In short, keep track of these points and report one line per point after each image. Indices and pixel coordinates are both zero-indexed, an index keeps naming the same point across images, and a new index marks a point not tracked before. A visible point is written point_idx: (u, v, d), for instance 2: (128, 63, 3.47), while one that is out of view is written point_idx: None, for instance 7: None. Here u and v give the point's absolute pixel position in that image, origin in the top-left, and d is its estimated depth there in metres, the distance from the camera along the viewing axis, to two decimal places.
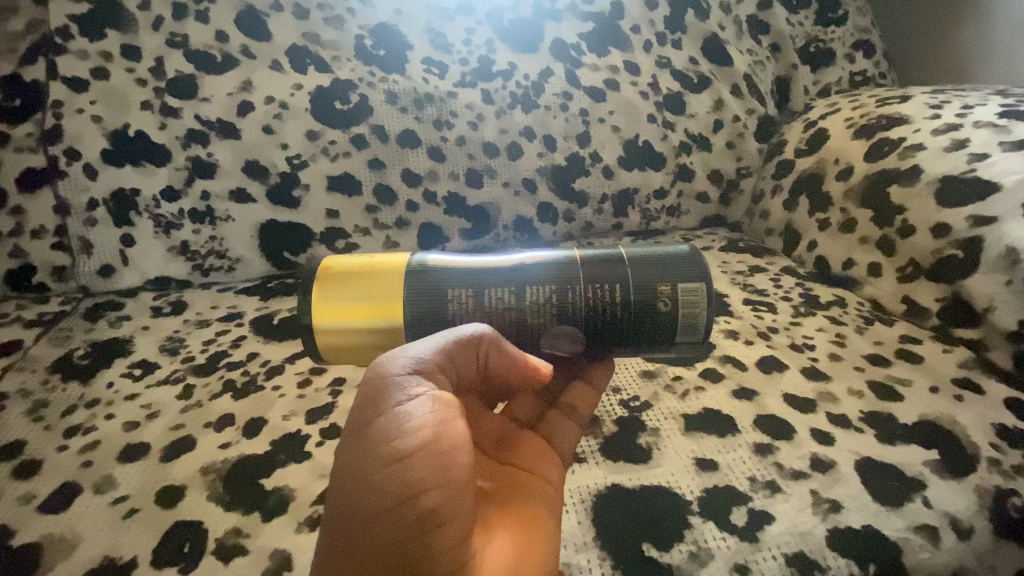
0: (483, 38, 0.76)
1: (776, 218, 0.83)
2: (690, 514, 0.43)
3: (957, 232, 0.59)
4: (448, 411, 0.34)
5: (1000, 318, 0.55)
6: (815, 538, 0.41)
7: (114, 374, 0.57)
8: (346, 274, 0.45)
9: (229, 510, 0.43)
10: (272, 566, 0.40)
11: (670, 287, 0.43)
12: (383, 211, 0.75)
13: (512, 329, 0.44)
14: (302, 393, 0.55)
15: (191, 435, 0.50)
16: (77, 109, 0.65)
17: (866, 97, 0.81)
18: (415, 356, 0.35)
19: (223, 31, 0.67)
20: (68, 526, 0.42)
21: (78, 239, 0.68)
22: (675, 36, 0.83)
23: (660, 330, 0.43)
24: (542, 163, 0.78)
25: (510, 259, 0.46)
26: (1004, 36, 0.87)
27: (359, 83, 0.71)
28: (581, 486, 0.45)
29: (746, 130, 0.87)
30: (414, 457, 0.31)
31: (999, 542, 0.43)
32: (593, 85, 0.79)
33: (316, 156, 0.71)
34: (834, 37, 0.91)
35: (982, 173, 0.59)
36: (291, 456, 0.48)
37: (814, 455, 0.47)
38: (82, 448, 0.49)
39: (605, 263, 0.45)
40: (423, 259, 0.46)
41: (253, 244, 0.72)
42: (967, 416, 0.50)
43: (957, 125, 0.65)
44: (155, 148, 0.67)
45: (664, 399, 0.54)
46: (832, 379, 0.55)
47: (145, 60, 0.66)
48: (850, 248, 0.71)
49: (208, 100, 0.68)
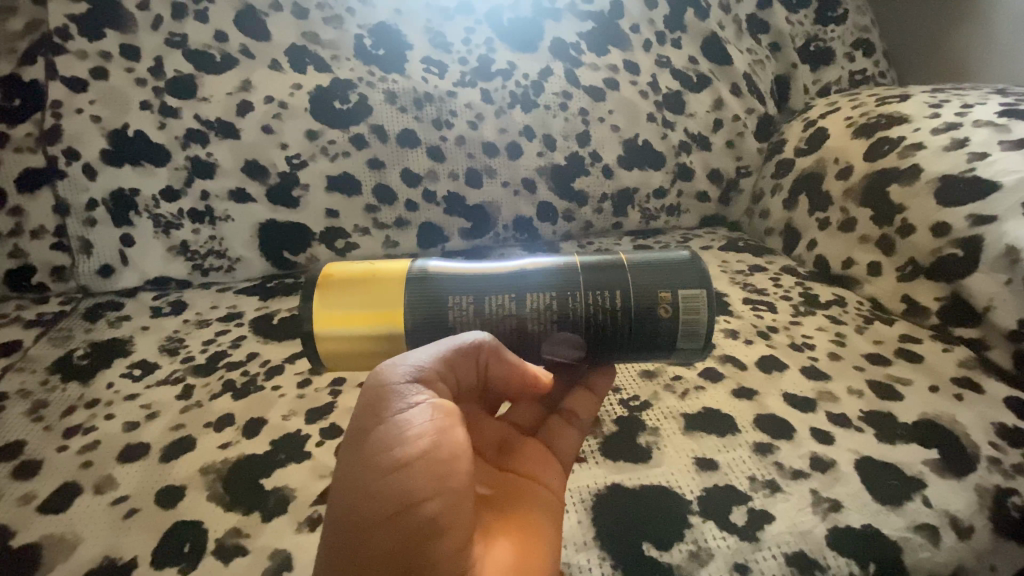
0: (483, 37, 0.76)
1: (776, 217, 0.83)
2: (690, 513, 0.43)
3: (957, 231, 0.59)
4: (448, 419, 0.34)
5: (1000, 317, 0.55)
6: (815, 538, 0.41)
7: (114, 374, 0.57)
8: (346, 281, 0.44)
9: (229, 510, 0.43)
10: (272, 566, 0.40)
11: (670, 293, 0.43)
12: (383, 210, 0.75)
13: (512, 336, 0.44)
14: (303, 393, 0.55)
15: (191, 435, 0.50)
16: (76, 109, 0.65)
17: (865, 96, 0.81)
18: (415, 364, 0.35)
19: (223, 32, 0.67)
20: (69, 526, 0.42)
21: (78, 240, 0.68)
22: (675, 35, 0.83)
23: (661, 335, 0.43)
24: (542, 163, 0.78)
25: (510, 265, 0.46)
26: (1004, 36, 0.87)
27: (359, 83, 0.71)
28: (581, 486, 0.45)
29: (746, 130, 0.87)
30: (414, 466, 0.31)
31: (999, 541, 0.43)
32: (593, 84, 0.79)
33: (316, 155, 0.71)
34: (833, 36, 0.91)
35: (981, 172, 0.59)
36: (291, 455, 0.48)
37: (814, 454, 0.47)
38: (82, 448, 0.49)
39: (606, 269, 0.45)
40: (424, 265, 0.45)
41: (253, 243, 0.72)
42: (967, 415, 0.50)
43: (957, 124, 0.65)
44: (154, 148, 0.67)
45: (664, 399, 0.54)
46: (833, 379, 0.55)
47: (144, 59, 0.66)
48: (850, 247, 0.70)
49: (208, 100, 0.68)
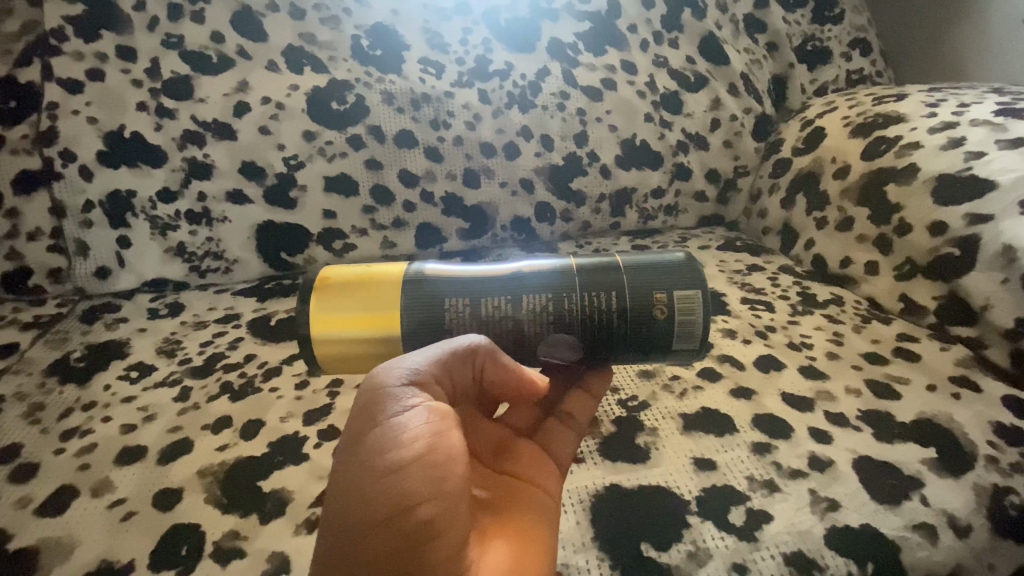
0: (480, 38, 0.76)
1: (774, 216, 0.83)
2: (689, 513, 0.43)
3: (953, 230, 0.59)
4: (444, 422, 0.34)
5: (998, 316, 0.55)
6: (814, 537, 0.41)
7: (111, 376, 0.57)
8: (342, 284, 0.44)
9: (227, 512, 0.43)
10: (271, 567, 0.40)
11: (665, 295, 0.43)
12: (380, 211, 0.74)
13: (509, 338, 0.44)
14: (301, 395, 0.55)
15: (189, 437, 0.50)
16: (72, 111, 0.64)
17: (862, 95, 0.81)
18: (411, 367, 0.35)
19: (220, 33, 0.67)
20: (66, 530, 0.42)
21: (74, 241, 0.68)
22: (672, 35, 0.83)
23: (656, 337, 0.43)
24: (540, 162, 0.78)
25: (506, 268, 0.46)
26: (997, 34, 0.88)
27: (356, 83, 0.71)
28: (581, 486, 0.45)
29: (744, 129, 0.87)
30: (409, 470, 0.31)
31: (998, 540, 0.43)
32: (590, 85, 0.79)
33: (313, 156, 0.71)
34: (831, 35, 0.91)
35: (978, 171, 0.59)
36: (289, 457, 0.48)
37: (812, 454, 0.47)
38: (78, 452, 0.49)
39: (601, 271, 0.45)
40: (420, 267, 0.45)
41: (250, 244, 0.72)
42: (965, 414, 0.50)
43: (954, 123, 0.65)
44: (151, 149, 0.67)
45: (662, 398, 0.54)
46: (831, 378, 0.55)
47: (140, 60, 0.66)
48: (847, 247, 0.70)
49: (205, 101, 0.67)
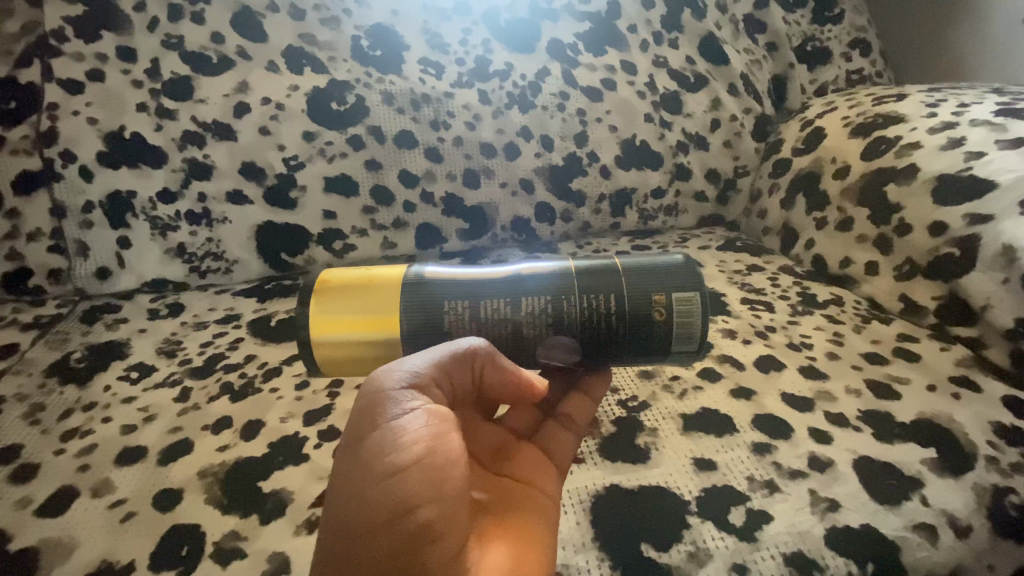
0: (480, 38, 0.76)
1: (774, 216, 0.83)
2: (689, 513, 0.43)
3: (953, 230, 0.59)
4: (444, 425, 0.34)
5: (998, 316, 0.55)
6: (814, 538, 0.41)
7: (111, 377, 0.57)
8: (342, 287, 0.44)
9: (228, 513, 0.43)
10: (271, 568, 0.40)
11: (664, 296, 0.43)
12: (380, 211, 0.74)
13: (509, 340, 0.44)
14: (300, 395, 0.55)
15: (189, 437, 0.50)
16: (72, 112, 0.64)
17: (862, 95, 0.81)
18: (411, 370, 0.35)
19: (220, 33, 0.67)
20: (66, 530, 0.42)
21: (75, 242, 0.68)
22: (672, 35, 0.83)
23: (655, 339, 0.43)
24: (539, 163, 0.78)
25: (506, 270, 0.46)
26: (996, 34, 0.88)
27: (356, 84, 0.71)
28: (580, 486, 0.45)
29: (743, 130, 0.87)
30: (409, 472, 0.31)
31: (997, 540, 0.43)
32: (590, 85, 0.79)
33: (313, 156, 0.71)
34: (830, 35, 0.91)
35: (977, 171, 0.59)
36: (289, 458, 0.48)
37: (811, 454, 0.47)
38: (79, 452, 0.49)
39: (600, 273, 0.45)
40: (420, 270, 0.45)
41: (251, 244, 0.72)
42: (964, 413, 0.50)
43: (953, 123, 0.65)
44: (151, 150, 0.67)
45: (662, 399, 0.54)
46: (831, 378, 0.56)
47: (140, 61, 0.66)
48: (847, 247, 0.70)
49: (205, 101, 0.68)
